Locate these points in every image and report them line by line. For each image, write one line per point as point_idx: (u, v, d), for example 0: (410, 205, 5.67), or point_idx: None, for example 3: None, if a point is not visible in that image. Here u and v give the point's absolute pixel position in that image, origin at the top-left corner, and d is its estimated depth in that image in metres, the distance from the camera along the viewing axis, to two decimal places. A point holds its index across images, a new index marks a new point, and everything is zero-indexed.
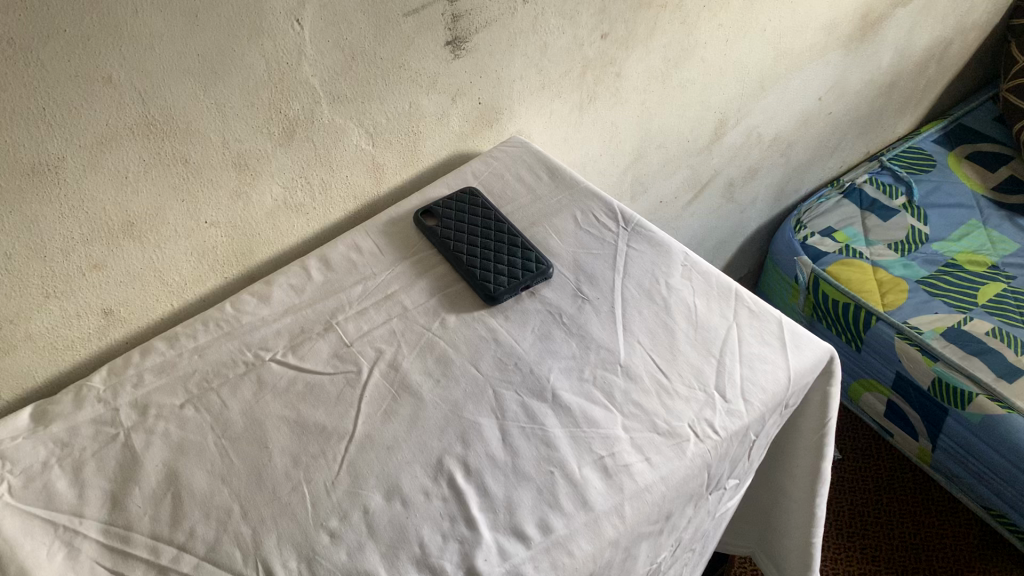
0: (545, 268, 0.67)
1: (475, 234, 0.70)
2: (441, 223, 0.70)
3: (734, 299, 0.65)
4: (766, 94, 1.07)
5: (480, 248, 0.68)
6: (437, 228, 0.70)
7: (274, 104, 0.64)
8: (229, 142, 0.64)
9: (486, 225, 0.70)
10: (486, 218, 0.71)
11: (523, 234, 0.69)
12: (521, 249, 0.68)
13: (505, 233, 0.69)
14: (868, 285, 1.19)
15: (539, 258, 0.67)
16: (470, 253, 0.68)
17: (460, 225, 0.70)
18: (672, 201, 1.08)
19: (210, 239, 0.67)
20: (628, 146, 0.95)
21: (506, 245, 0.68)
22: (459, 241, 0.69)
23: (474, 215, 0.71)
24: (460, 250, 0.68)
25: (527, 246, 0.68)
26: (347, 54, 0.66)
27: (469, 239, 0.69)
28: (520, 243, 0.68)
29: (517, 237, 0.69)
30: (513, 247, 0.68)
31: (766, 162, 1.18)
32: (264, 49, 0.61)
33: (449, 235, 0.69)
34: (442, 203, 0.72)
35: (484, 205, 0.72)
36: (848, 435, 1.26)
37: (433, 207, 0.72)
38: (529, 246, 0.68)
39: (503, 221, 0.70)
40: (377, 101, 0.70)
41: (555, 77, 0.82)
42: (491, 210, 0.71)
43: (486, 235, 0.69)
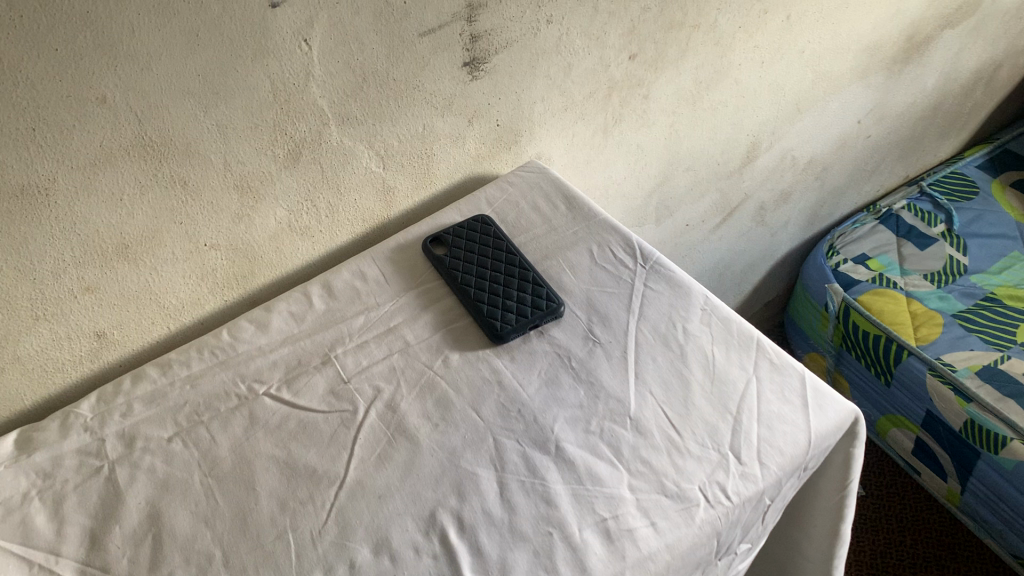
0: (556, 306, 0.63)
1: (485, 265, 0.66)
2: (451, 252, 0.67)
3: (755, 349, 0.61)
4: (802, 117, 1.03)
5: (489, 281, 0.65)
6: (447, 258, 0.67)
7: (279, 127, 0.61)
8: (231, 164, 0.61)
9: (497, 257, 0.67)
10: (497, 249, 0.67)
11: (535, 268, 0.66)
12: (532, 284, 0.65)
13: (516, 266, 0.66)
14: (901, 317, 1.14)
15: (551, 295, 0.64)
16: (479, 287, 0.65)
17: (470, 255, 0.67)
18: (699, 224, 1.04)
19: (209, 262, 0.65)
20: (653, 169, 0.92)
21: (516, 279, 0.65)
22: (468, 272, 0.66)
23: (485, 245, 0.68)
24: (468, 283, 0.65)
25: (539, 281, 0.65)
26: (358, 75, 0.63)
27: (479, 271, 0.66)
28: (531, 278, 0.65)
29: (528, 271, 0.66)
30: (523, 282, 0.65)
31: (799, 185, 1.13)
32: (269, 69, 0.58)
33: (458, 265, 0.66)
34: (452, 231, 0.69)
35: (496, 234, 0.68)
36: (873, 471, 1.21)
37: (443, 234, 0.69)
38: (540, 282, 0.65)
39: (515, 253, 0.67)
40: (389, 123, 0.67)
41: (578, 98, 0.79)
42: (504, 240, 0.68)
43: (496, 267, 0.66)
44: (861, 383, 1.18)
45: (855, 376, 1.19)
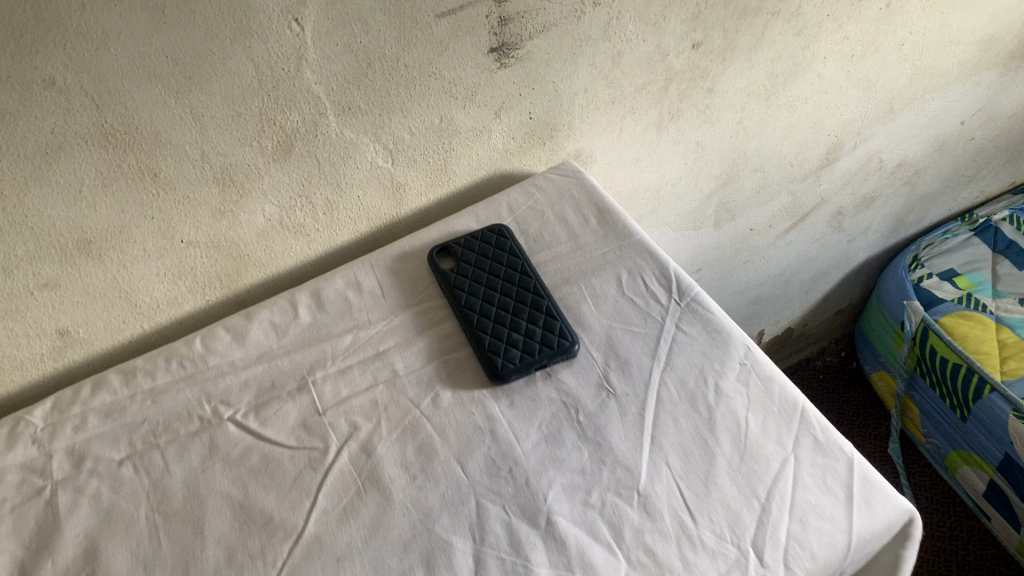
0: (567, 346, 0.55)
1: (494, 287, 0.58)
2: (459, 267, 0.59)
3: (797, 420, 0.51)
4: (895, 116, 0.90)
5: (497, 307, 0.57)
6: (453, 273, 0.59)
7: (266, 115, 0.53)
8: (210, 156, 0.53)
9: (509, 279, 0.58)
10: (511, 268, 0.59)
11: (550, 296, 0.57)
12: (543, 316, 0.56)
13: (529, 292, 0.57)
14: (987, 346, 1.01)
15: (564, 332, 0.55)
16: (484, 313, 0.57)
17: (479, 274, 0.59)
18: (765, 229, 0.93)
19: (188, 259, 0.58)
20: (715, 168, 0.81)
21: (527, 307, 0.57)
22: (475, 294, 0.58)
23: (498, 263, 0.59)
24: (472, 307, 0.57)
25: (552, 312, 0.56)
26: (361, 60, 0.54)
27: (487, 294, 0.58)
28: (544, 308, 0.57)
29: (542, 300, 0.57)
30: (535, 312, 0.56)
31: (885, 191, 1.01)
32: (253, 51, 0.50)
33: (464, 284, 0.58)
34: (464, 241, 0.61)
35: (512, 250, 0.60)
36: (937, 509, 1.09)
37: (454, 245, 0.61)
38: (554, 312, 0.56)
39: (530, 275, 0.58)
40: (399, 114, 0.59)
41: (629, 91, 0.68)
42: (520, 258, 0.59)
43: (507, 292, 0.58)
44: (934, 413, 1.07)
45: (928, 404, 1.07)
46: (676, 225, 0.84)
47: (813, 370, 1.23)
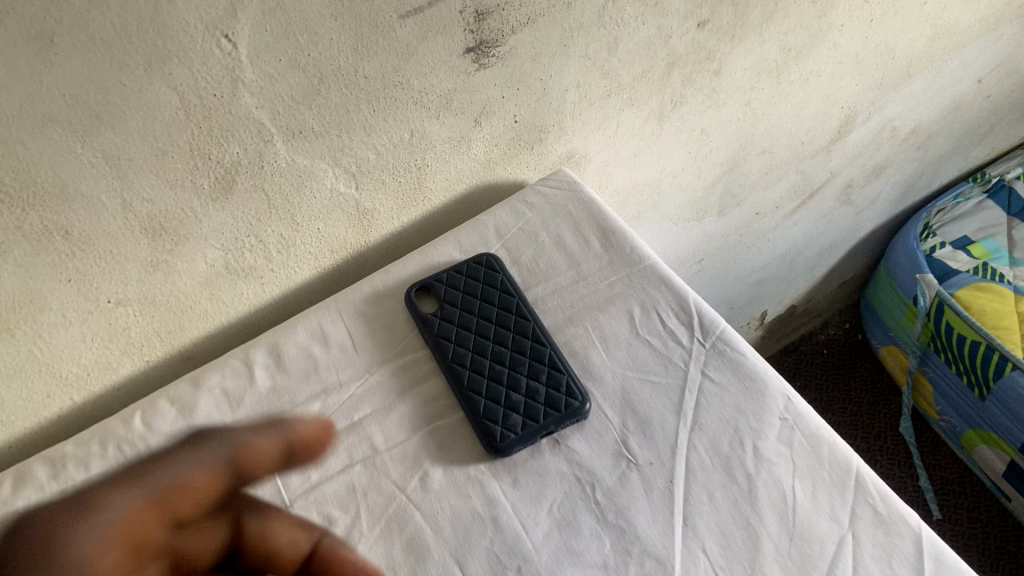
0: (576, 406, 0.46)
1: (486, 335, 0.50)
2: (444, 311, 0.51)
3: (852, 488, 0.44)
4: (912, 81, 0.82)
5: (491, 361, 0.49)
6: (437, 318, 0.51)
7: (199, 150, 0.44)
8: (133, 203, 0.44)
9: (504, 323, 0.50)
10: (504, 310, 0.51)
11: (552, 343, 0.49)
12: (546, 369, 0.48)
13: (527, 339, 0.49)
14: (1006, 320, 0.94)
15: (571, 389, 0.47)
16: (476, 368, 0.48)
17: (468, 319, 0.51)
18: (771, 211, 0.84)
19: (118, 320, 0.48)
20: (721, 155, 0.72)
21: (526, 358, 0.48)
22: (464, 344, 0.49)
23: (489, 304, 0.51)
24: (461, 361, 0.49)
25: (556, 364, 0.48)
26: (312, 75, 0.44)
27: (478, 344, 0.49)
28: (547, 358, 0.48)
29: (544, 348, 0.49)
30: (536, 364, 0.48)
31: (896, 158, 0.93)
32: (174, 78, 0.40)
33: (451, 332, 0.50)
34: (448, 278, 0.52)
35: (504, 287, 0.52)
36: (953, 489, 1.02)
37: (437, 283, 0.52)
38: (558, 364, 0.48)
39: (527, 318, 0.50)
40: (361, 132, 0.49)
41: (626, 81, 0.59)
42: (514, 297, 0.51)
43: (502, 340, 0.49)
44: (949, 390, 1.00)
45: (942, 381, 1.01)
46: (678, 217, 0.75)
47: (815, 345, 1.18)
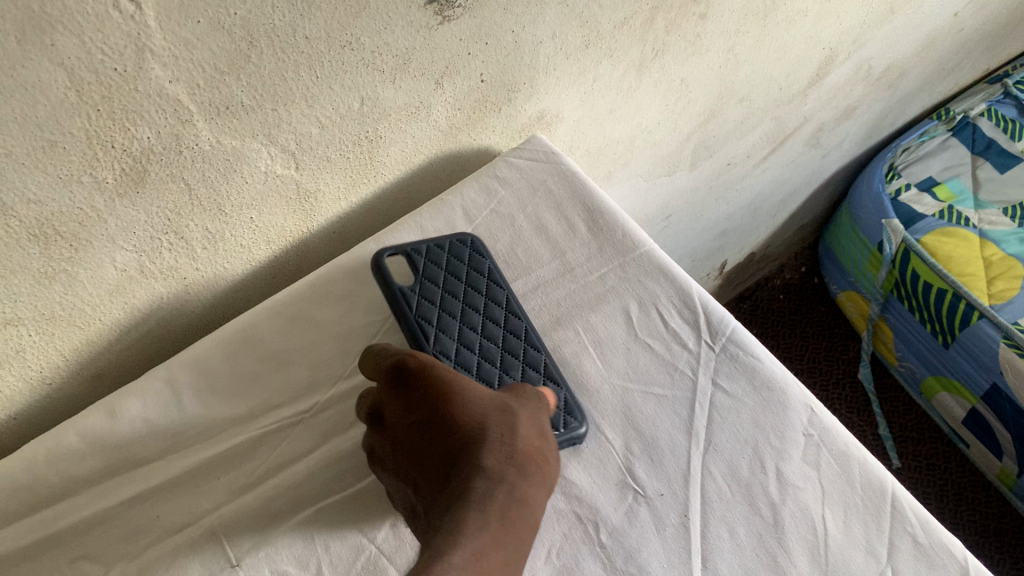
0: (576, 428, 0.40)
1: (472, 327, 0.42)
2: (424, 288, 0.43)
3: (889, 515, 0.38)
4: (894, 17, 0.75)
5: (479, 358, 0.41)
6: (416, 296, 0.42)
7: (98, 137, 0.34)
8: (16, 208, 0.34)
9: (493, 318, 0.43)
10: (494, 302, 0.44)
11: (548, 350, 0.43)
12: (543, 379, 0.41)
13: (520, 341, 0.43)
14: (973, 267, 0.91)
15: (573, 407, 0.41)
16: (461, 363, 0.41)
17: (451, 302, 0.43)
18: (742, 161, 0.78)
19: (8, 343, 0.39)
20: (697, 107, 0.65)
21: (519, 362, 0.42)
22: (447, 332, 0.42)
23: (474, 292, 0.44)
24: (444, 351, 0.41)
25: (552, 375, 0.42)
26: (239, 38, 0.35)
27: (464, 335, 0.42)
28: (542, 365, 0.42)
29: (539, 353, 0.42)
30: (530, 372, 0.42)
31: (868, 98, 0.87)
32: (60, 50, 0.31)
33: (432, 316, 0.42)
34: (427, 251, 0.45)
35: (492, 276, 0.45)
36: (911, 435, 1.00)
37: (414, 255, 0.44)
38: (556, 374, 0.42)
39: (519, 317, 0.44)
40: (302, 104, 0.40)
41: (607, 30, 0.50)
42: (505, 289, 0.45)
43: (490, 337, 0.42)
44: (911, 338, 0.97)
45: (904, 328, 0.98)
46: (648, 174, 0.68)
47: (771, 291, 1.15)
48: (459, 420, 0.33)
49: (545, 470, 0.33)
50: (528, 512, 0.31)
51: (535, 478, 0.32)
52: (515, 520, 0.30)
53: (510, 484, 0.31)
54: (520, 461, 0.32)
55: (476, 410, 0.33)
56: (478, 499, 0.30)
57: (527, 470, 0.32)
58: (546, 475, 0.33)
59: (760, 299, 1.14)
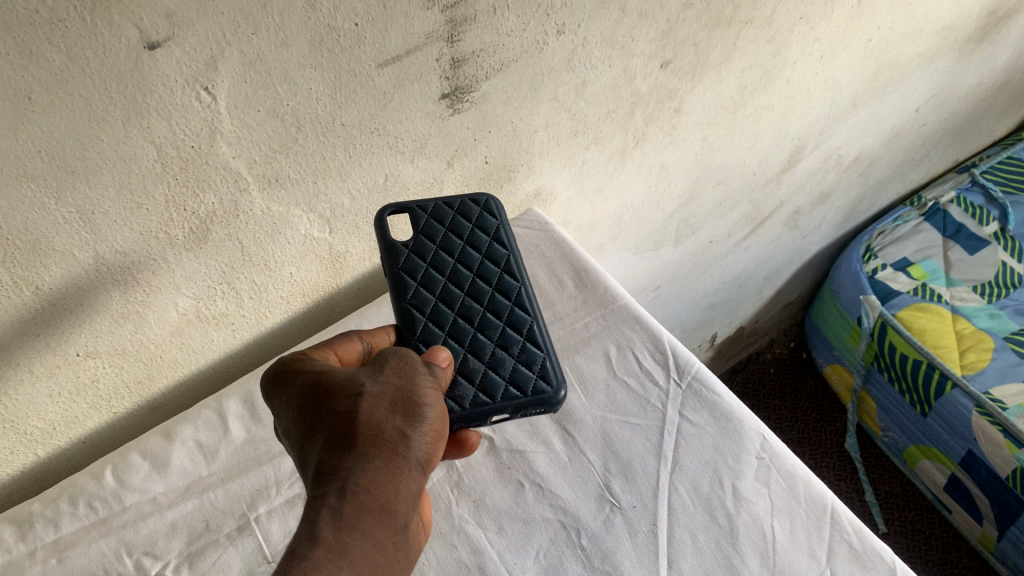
0: (546, 391, 0.44)
1: (459, 285, 0.47)
2: (418, 243, 0.48)
3: (829, 525, 0.44)
4: (857, 112, 0.84)
5: (457, 315, 0.45)
6: (407, 249, 0.47)
7: (174, 202, 0.43)
8: (105, 256, 0.43)
9: (484, 277, 0.47)
10: (490, 261, 0.48)
11: (534, 313, 0.46)
12: (522, 342, 0.45)
13: (508, 301, 0.47)
14: (945, 339, 0.98)
15: (546, 373, 0.44)
16: (435, 319, 0.45)
17: (443, 258, 0.47)
18: (724, 239, 0.86)
19: (87, 372, 0.47)
20: (678, 188, 0.73)
21: (500, 322, 0.46)
22: (430, 288, 0.46)
23: (473, 249, 0.48)
24: (421, 307, 0.45)
25: (533, 337, 0.46)
26: (290, 124, 0.44)
27: (448, 292, 0.46)
28: (524, 329, 0.46)
29: (524, 316, 0.46)
30: (511, 333, 0.45)
31: (841, 184, 0.96)
32: (153, 131, 0.39)
33: (417, 269, 0.46)
34: (433, 208, 0.49)
35: (496, 235, 0.49)
36: (896, 502, 1.05)
37: (419, 211, 0.49)
38: (536, 344, 0.45)
39: (515, 279, 0.47)
40: (337, 178, 0.49)
41: (593, 121, 0.59)
42: (506, 250, 0.49)
43: (476, 295, 0.46)
44: (892, 408, 1.03)
45: (885, 399, 1.04)
46: (636, 247, 0.76)
47: (763, 365, 1.22)
48: (313, 418, 0.33)
49: (399, 446, 0.32)
50: (377, 505, 0.30)
51: (381, 459, 0.31)
52: (352, 522, 0.29)
53: (340, 484, 0.30)
54: (364, 448, 0.31)
55: (333, 398, 0.33)
56: (309, 513, 0.29)
57: (369, 456, 0.31)
58: (401, 452, 0.32)
59: (752, 372, 1.21)
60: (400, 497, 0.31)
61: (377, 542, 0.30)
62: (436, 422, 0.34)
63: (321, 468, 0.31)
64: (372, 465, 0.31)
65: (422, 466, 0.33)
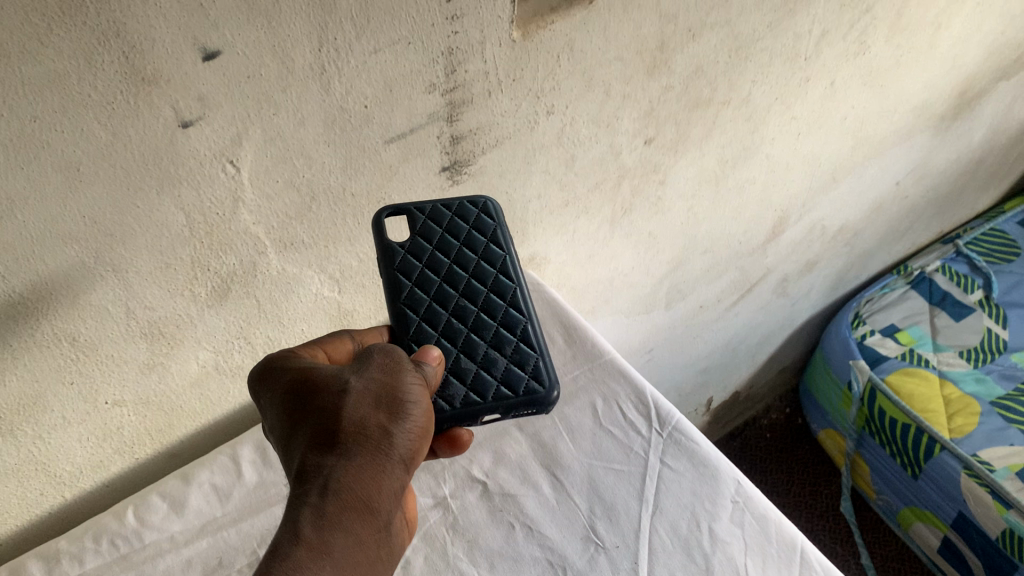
0: (538, 393, 0.46)
1: (455, 285, 0.49)
2: (414, 244, 0.50)
3: (798, 563, 0.47)
4: (838, 185, 0.90)
5: (451, 315, 0.48)
6: (402, 250, 0.49)
7: (199, 262, 0.48)
8: (136, 311, 0.47)
9: (479, 278, 0.50)
10: (486, 262, 0.50)
11: (527, 315, 0.49)
12: (515, 342, 0.48)
13: (502, 302, 0.49)
14: (933, 404, 1.01)
15: (538, 373, 0.47)
16: (430, 320, 0.48)
17: (439, 260, 0.50)
18: (713, 304, 0.91)
19: (113, 419, 0.52)
20: (666, 255, 0.78)
21: (494, 323, 0.48)
22: (425, 288, 0.48)
23: (469, 251, 0.50)
24: (415, 307, 0.48)
25: (526, 338, 0.48)
26: (305, 194, 0.49)
27: (442, 293, 0.49)
28: (518, 330, 0.49)
29: (518, 317, 0.49)
30: (504, 333, 0.48)
31: (827, 253, 1.00)
32: (183, 199, 0.44)
33: (412, 271, 0.49)
34: (430, 210, 0.51)
35: (493, 238, 0.51)
36: (892, 565, 1.07)
37: (416, 213, 0.50)
38: (530, 347, 0.48)
39: (511, 282, 0.50)
40: (346, 242, 0.53)
41: (583, 192, 0.64)
42: (501, 252, 0.51)
43: (471, 295, 0.49)
44: (884, 471, 1.06)
45: (877, 462, 1.06)
46: (628, 310, 0.81)
47: (759, 430, 1.25)
48: (301, 412, 0.36)
49: (383, 442, 0.35)
50: (360, 502, 0.33)
51: (363, 456, 0.34)
52: (333, 520, 0.32)
53: (322, 483, 0.33)
54: (346, 443, 0.34)
55: (319, 394, 0.36)
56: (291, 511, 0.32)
57: (351, 453, 0.34)
58: (384, 449, 0.35)
59: (749, 437, 1.24)
60: (382, 495, 0.34)
61: (357, 540, 0.33)
62: (420, 417, 0.37)
63: (304, 466, 0.34)
64: (355, 462, 0.34)
65: (405, 462, 0.36)
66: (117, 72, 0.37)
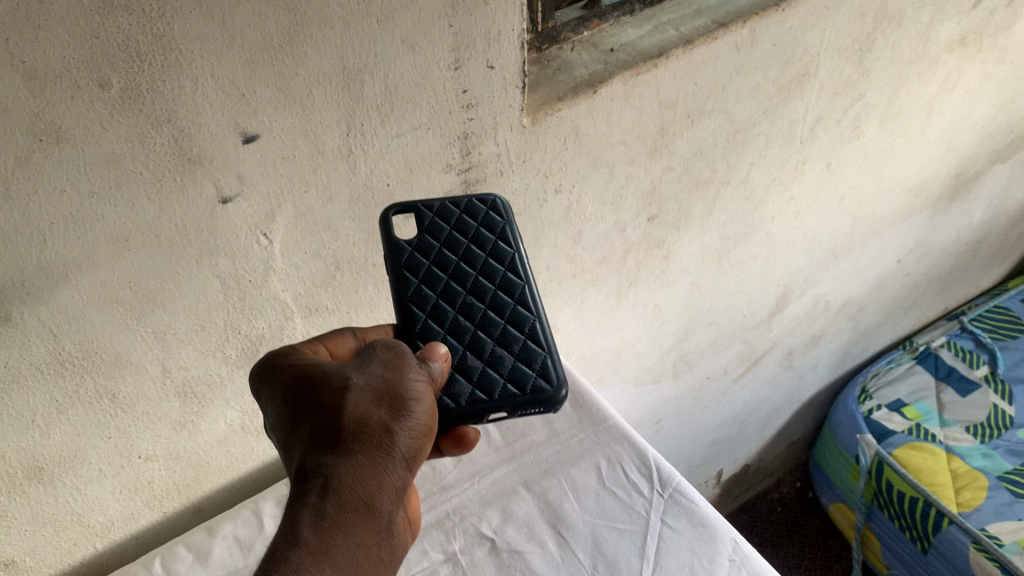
0: (543, 392, 0.47)
1: (463, 283, 0.50)
2: (421, 241, 0.50)
3: None
4: (838, 262, 0.93)
5: (458, 312, 0.49)
6: (410, 247, 0.50)
7: (232, 326, 0.51)
8: (172, 370, 0.51)
9: (487, 275, 0.50)
10: (494, 259, 0.51)
11: (535, 312, 0.49)
12: (523, 340, 0.49)
13: (510, 300, 0.50)
14: (940, 477, 1.02)
15: (545, 372, 0.48)
16: (436, 317, 0.49)
17: (446, 257, 0.50)
18: (720, 376, 0.94)
19: (145, 473, 0.55)
20: (672, 326, 0.81)
21: (501, 321, 0.49)
22: (431, 286, 0.49)
23: (477, 247, 0.51)
24: (421, 303, 0.49)
25: (534, 337, 0.49)
26: (330, 264, 0.53)
27: (449, 290, 0.50)
28: (526, 328, 0.49)
29: (526, 315, 0.49)
30: (511, 331, 0.49)
31: (832, 327, 1.03)
32: (220, 269, 0.48)
33: (419, 268, 0.50)
34: (439, 208, 0.52)
35: (502, 235, 0.52)
36: None
37: (425, 210, 0.51)
38: (538, 346, 0.49)
39: (519, 280, 0.50)
40: (366, 309, 0.58)
41: (589, 264, 0.68)
42: (510, 249, 0.51)
43: (479, 293, 0.50)
44: (892, 547, 1.05)
45: (886, 538, 1.06)
46: (636, 380, 0.84)
47: (770, 503, 1.26)
48: (302, 408, 0.39)
49: (384, 441, 0.37)
50: (361, 504, 0.36)
51: (363, 456, 0.37)
52: (332, 521, 0.35)
53: (322, 483, 0.35)
54: (345, 443, 0.37)
55: (320, 390, 0.39)
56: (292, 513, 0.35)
57: (352, 452, 0.36)
58: (384, 447, 0.37)
59: (760, 510, 1.25)
60: (383, 494, 0.37)
61: (358, 541, 0.35)
62: (419, 411, 0.39)
63: (304, 464, 0.37)
64: (355, 462, 0.36)
65: (406, 460, 0.38)
66: (167, 154, 0.41)
